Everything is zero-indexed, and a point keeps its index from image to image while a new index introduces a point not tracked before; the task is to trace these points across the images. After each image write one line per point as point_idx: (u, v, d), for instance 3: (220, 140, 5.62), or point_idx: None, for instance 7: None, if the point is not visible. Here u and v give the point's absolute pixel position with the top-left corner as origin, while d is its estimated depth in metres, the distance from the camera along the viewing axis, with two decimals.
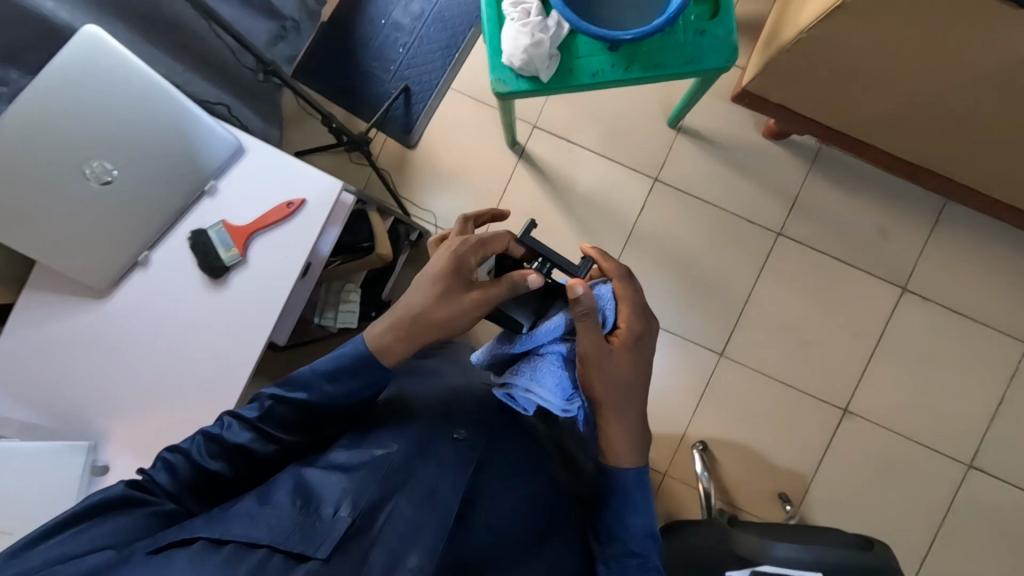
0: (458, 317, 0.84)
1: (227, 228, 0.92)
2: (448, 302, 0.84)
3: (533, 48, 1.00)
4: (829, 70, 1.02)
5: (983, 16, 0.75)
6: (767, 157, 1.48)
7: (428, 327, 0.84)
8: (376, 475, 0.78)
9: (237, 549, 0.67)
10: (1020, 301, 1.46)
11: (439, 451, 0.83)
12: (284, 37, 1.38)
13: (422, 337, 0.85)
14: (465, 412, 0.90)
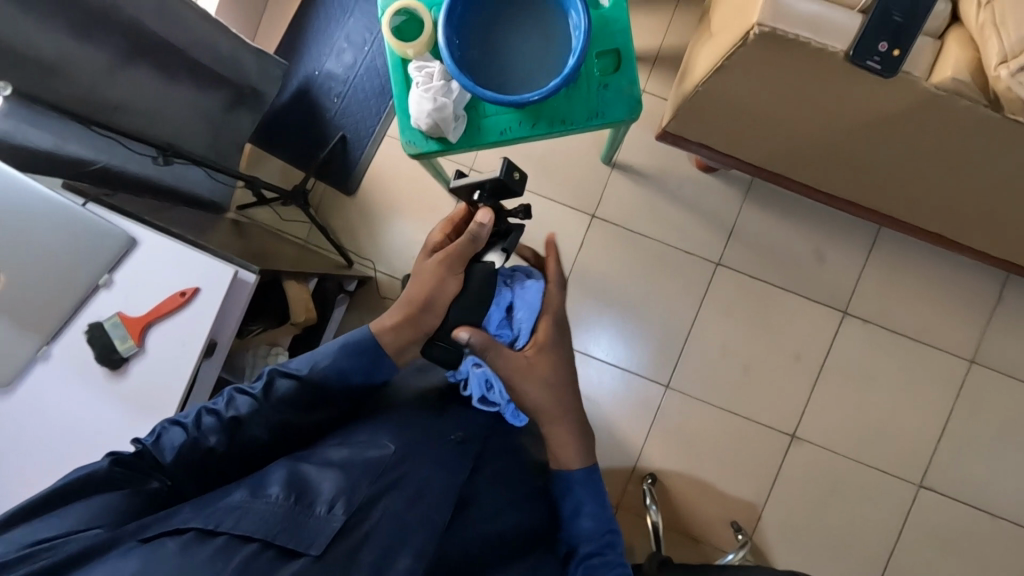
0: (440, 281, 0.88)
1: (123, 319, 0.82)
2: (426, 276, 0.88)
3: (437, 112, 1.01)
4: (732, 117, 1.03)
5: (854, 82, 0.75)
6: (703, 188, 1.49)
7: (418, 304, 0.88)
8: (372, 472, 0.77)
9: (229, 542, 0.62)
10: (959, 318, 1.47)
11: (433, 452, 0.84)
12: (242, 104, 1.21)
13: (417, 319, 0.88)
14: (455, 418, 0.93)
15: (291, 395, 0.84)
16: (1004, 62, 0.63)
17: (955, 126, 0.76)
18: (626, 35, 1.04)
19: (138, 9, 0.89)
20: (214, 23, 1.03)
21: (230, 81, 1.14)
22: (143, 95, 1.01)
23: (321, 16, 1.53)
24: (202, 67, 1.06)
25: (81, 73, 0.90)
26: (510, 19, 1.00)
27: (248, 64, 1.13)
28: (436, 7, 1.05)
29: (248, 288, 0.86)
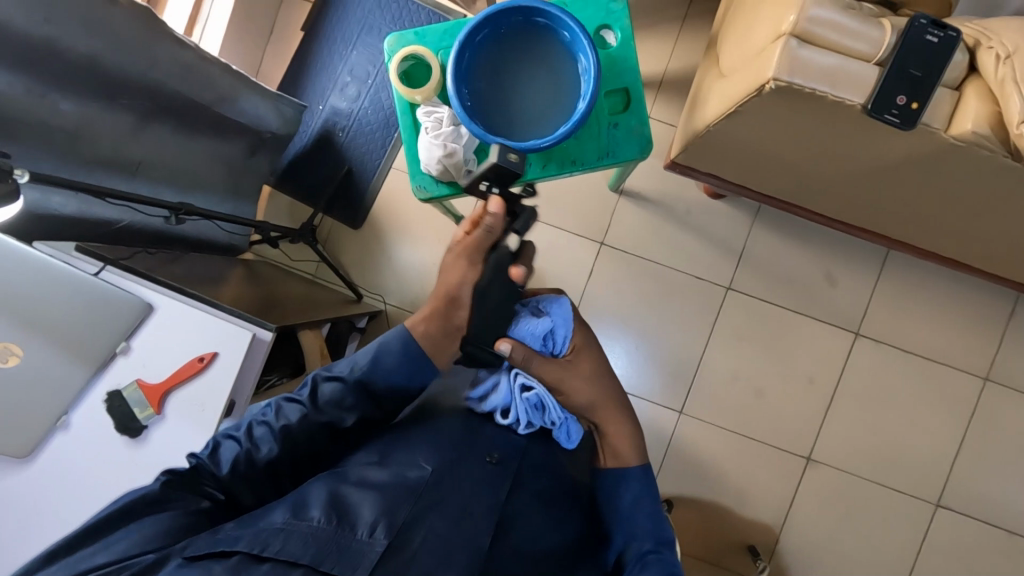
0: (464, 280, 0.86)
1: (142, 387, 0.82)
2: (450, 268, 0.88)
3: (447, 158, 1.00)
4: (743, 155, 1.03)
5: (873, 131, 0.75)
6: (710, 213, 1.49)
7: (443, 302, 0.86)
8: (410, 493, 0.77)
9: (274, 567, 0.62)
10: (972, 337, 1.46)
11: (472, 470, 0.83)
12: (263, 147, 1.21)
13: (449, 312, 0.87)
14: (493, 434, 0.89)
15: (339, 396, 0.82)
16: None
17: (974, 174, 0.76)
18: (634, 74, 1.04)
19: (163, 69, 0.92)
20: (235, 75, 1.05)
21: (251, 131, 1.15)
22: (166, 150, 1.02)
23: (322, 51, 1.52)
24: (225, 119, 1.07)
25: (107, 136, 0.90)
26: (518, 63, 0.99)
27: (269, 114, 1.14)
28: (442, 50, 1.04)
29: (266, 346, 0.85)
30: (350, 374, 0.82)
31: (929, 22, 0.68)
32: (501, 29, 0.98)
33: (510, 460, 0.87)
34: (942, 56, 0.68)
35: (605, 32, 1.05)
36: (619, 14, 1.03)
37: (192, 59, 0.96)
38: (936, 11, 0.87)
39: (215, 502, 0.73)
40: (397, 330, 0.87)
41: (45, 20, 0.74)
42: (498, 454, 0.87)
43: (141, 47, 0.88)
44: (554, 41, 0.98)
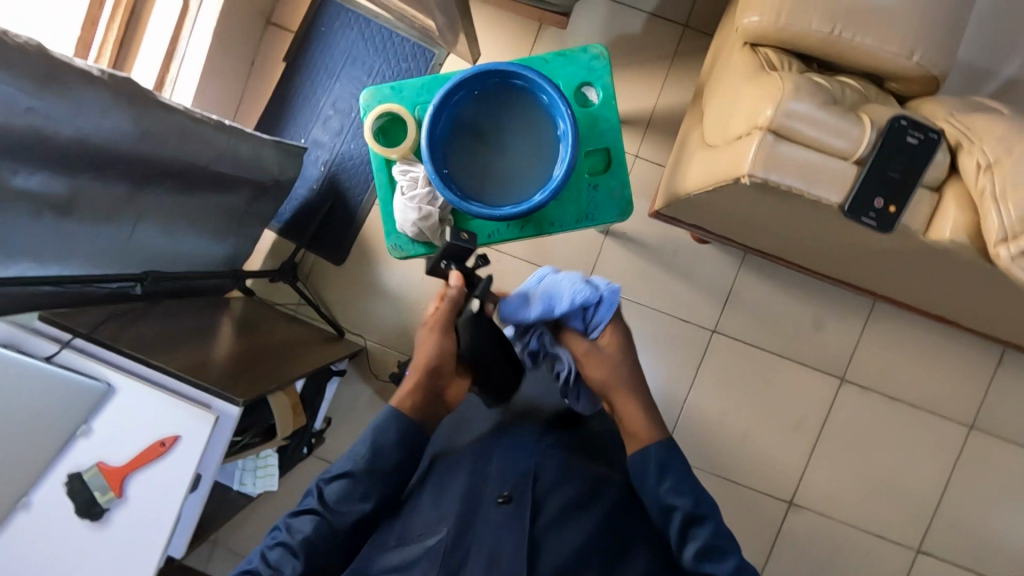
0: (442, 347, 0.90)
1: (102, 470, 0.79)
2: (425, 343, 0.91)
3: (423, 222, 0.98)
4: (724, 220, 1.01)
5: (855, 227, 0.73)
6: (697, 256, 1.46)
7: (429, 374, 0.89)
8: (435, 563, 0.78)
9: None
10: (959, 385, 1.44)
11: (491, 517, 0.82)
12: (265, 194, 1.19)
13: (432, 383, 0.90)
14: (503, 469, 0.86)
15: (345, 494, 0.82)
16: (1005, 239, 0.61)
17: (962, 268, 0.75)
18: (616, 133, 1.01)
19: (158, 137, 0.88)
20: (228, 131, 1.02)
21: (253, 179, 1.12)
22: (164, 211, 1.00)
23: (305, 83, 1.48)
24: (222, 175, 1.04)
25: (101, 209, 0.89)
26: (496, 124, 0.97)
27: (270, 157, 1.13)
28: (418, 106, 1.02)
29: (232, 422, 0.83)
30: (352, 470, 0.82)
31: (908, 123, 0.67)
32: (477, 89, 0.95)
33: (524, 493, 0.84)
34: (922, 159, 0.66)
35: (586, 88, 1.02)
36: (601, 71, 1.01)
37: (185, 123, 0.93)
38: (923, 87, 0.84)
39: None
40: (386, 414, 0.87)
41: (27, 107, 0.71)
42: (509, 492, 0.83)
43: (137, 119, 0.85)
44: (532, 102, 0.95)
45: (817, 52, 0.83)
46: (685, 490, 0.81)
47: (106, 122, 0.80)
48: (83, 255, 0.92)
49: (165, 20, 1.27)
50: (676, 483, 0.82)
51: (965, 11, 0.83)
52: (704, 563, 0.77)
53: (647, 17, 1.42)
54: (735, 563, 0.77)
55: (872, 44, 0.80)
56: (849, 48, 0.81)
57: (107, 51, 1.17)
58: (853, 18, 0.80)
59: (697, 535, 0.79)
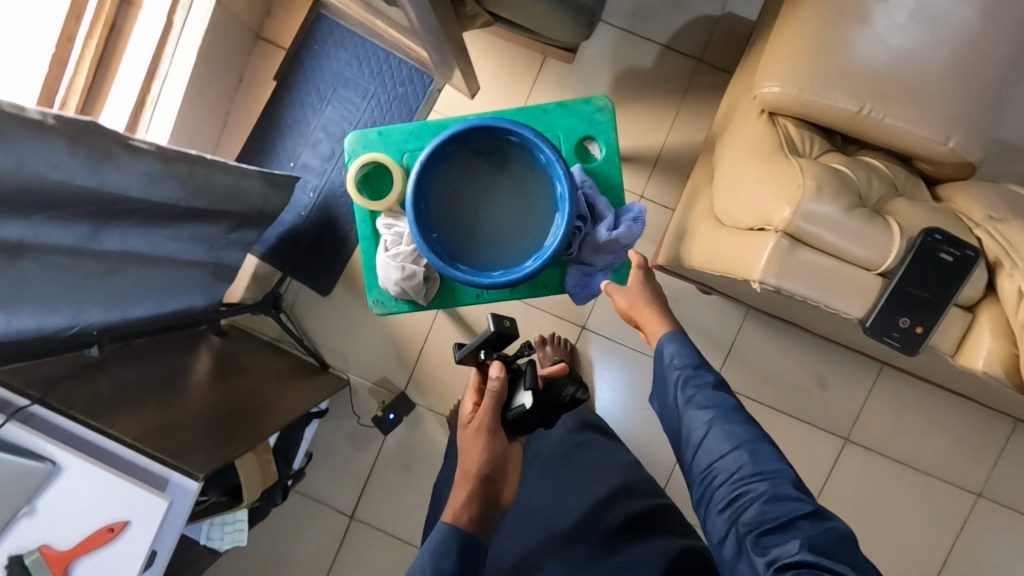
0: (495, 450, 0.74)
1: (46, 553, 0.74)
2: (470, 449, 0.75)
3: (406, 281, 0.91)
4: (730, 288, 0.93)
5: None
6: (700, 305, 1.39)
7: (485, 480, 0.72)
8: None
9: None
10: (966, 451, 1.38)
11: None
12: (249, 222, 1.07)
13: (486, 487, 0.72)
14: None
15: None
16: None
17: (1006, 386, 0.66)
18: (617, 194, 0.93)
19: (119, 184, 0.77)
20: (201, 162, 0.89)
21: (238, 211, 1.01)
22: (132, 252, 0.87)
23: (295, 103, 1.40)
24: (200, 208, 0.93)
25: (58, 247, 0.76)
26: (487, 176, 0.90)
27: (254, 188, 1.02)
28: (406, 154, 0.95)
29: (189, 499, 0.79)
30: None
31: (942, 239, 0.60)
32: (469, 142, 0.88)
33: None
34: (958, 277, 0.60)
35: (588, 142, 0.95)
36: (604, 125, 0.93)
37: (156, 165, 0.81)
38: (955, 172, 0.77)
39: None
40: (440, 534, 0.68)
41: None
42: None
43: (89, 171, 0.72)
44: (528, 157, 0.88)
45: (842, 129, 0.76)
46: (687, 350, 0.77)
47: (60, 168, 0.69)
48: (28, 302, 0.76)
49: (149, 33, 1.14)
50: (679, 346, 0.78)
51: (1006, 92, 0.75)
52: (698, 409, 0.73)
53: (660, 49, 1.33)
54: (735, 400, 0.73)
55: (903, 126, 0.73)
56: (877, 127, 0.74)
57: (84, 68, 1.04)
58: (880, 96, 0.73)
59: (694, 388, 0.74)
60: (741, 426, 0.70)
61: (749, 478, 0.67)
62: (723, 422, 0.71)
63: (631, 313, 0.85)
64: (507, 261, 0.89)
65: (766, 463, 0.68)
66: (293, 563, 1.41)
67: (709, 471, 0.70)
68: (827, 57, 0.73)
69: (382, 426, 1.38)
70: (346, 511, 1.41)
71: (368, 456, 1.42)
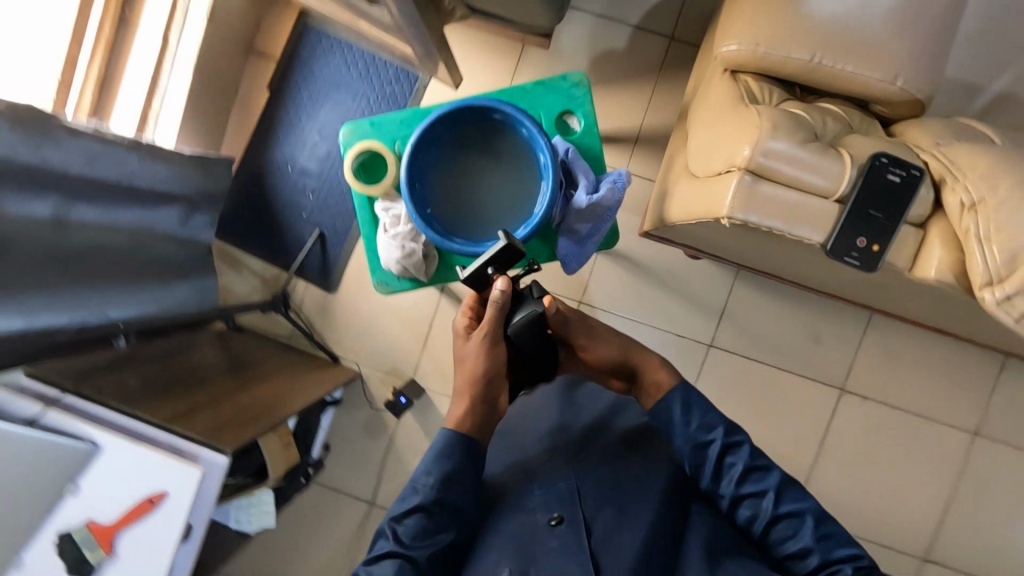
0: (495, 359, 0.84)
1: (93, 528, 0.79)
2: (473, 360, 0.84)
3: (406, 259, 0.96)
4: (713, 242, 1.00)
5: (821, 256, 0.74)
6: (691, 272, 1.43)
7: (485, 387, 0.83)
8: None
9: None
10: (958, 392, 1.42)
11: (548, 544, 0.78)
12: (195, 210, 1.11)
13: (483, 394, 0.83)
14: (550, 492, 0.84)
15: (422, 531, 0.75)
16: (989, 283, 0.65)
17: (965, 297, 0.71)
18: (599, 162, 0.99)
19: (60, 163, 0.83)
20: (142, 149, 0.97)
21: (184, 196, 1.07)
22: (104, 235, 0.92)
23: (289, 110, 1.47)
24: (148, 192, 0.99)
25: (36, 222, 0.82)
26: (476, 155, 0.96)
27: (191, 176, 1.08)
28: (399, 141, 1.01)
29: (221, 470, 0.83)
30: (422, 499, 0.76)
31: (889, 161, 0.66)
32: (457, 124, 0.94)
33: (574, 512, 0.81)
34: (906, 196, 0.66)
35: (567, 116, 1.01)
36: (581, 99, 0.99)
37: (95, 146, 0.88)
38: (908, 109, 0.83)
39: None
40: (442, 437, 0.80)
41: None
42: (561, 511, 0.81)
43: (29, 148, 0.79)
44: (513, 134, 0.94)
45: (799, 79, 0.82)
46: (715, 423, 0.84)
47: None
48: (22, 285, 0.80)
49: (147, 51, 1.23)
50: (704, 418, 0.84)
51: (950, 32, 0.81)
52: (745, 485, 0.81)
53: (632, 31, 1.39)
54: (780, 477, 0.81)
55: (853, 72, 0.79)
56: (830, 75, 0.80)
57: (88, 89, 1.15)
58: (830, 45, 0.79)
59: (735, 460, 0.82)
60: (800, 513, 0.79)
61: (821, 565, 0.76)
62: (781, 511, 0.79)
63: (626, 360, 0.91)
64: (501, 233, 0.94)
65: (838, 549, 0.77)
66: (319, 550, 1.46)
67: (786, 557, 0.79)
68: (779, 14, 0.79)
69: (394, 409, 1.44)
70: (365, 499, 1.46)
71: (382, 442, 1.46)
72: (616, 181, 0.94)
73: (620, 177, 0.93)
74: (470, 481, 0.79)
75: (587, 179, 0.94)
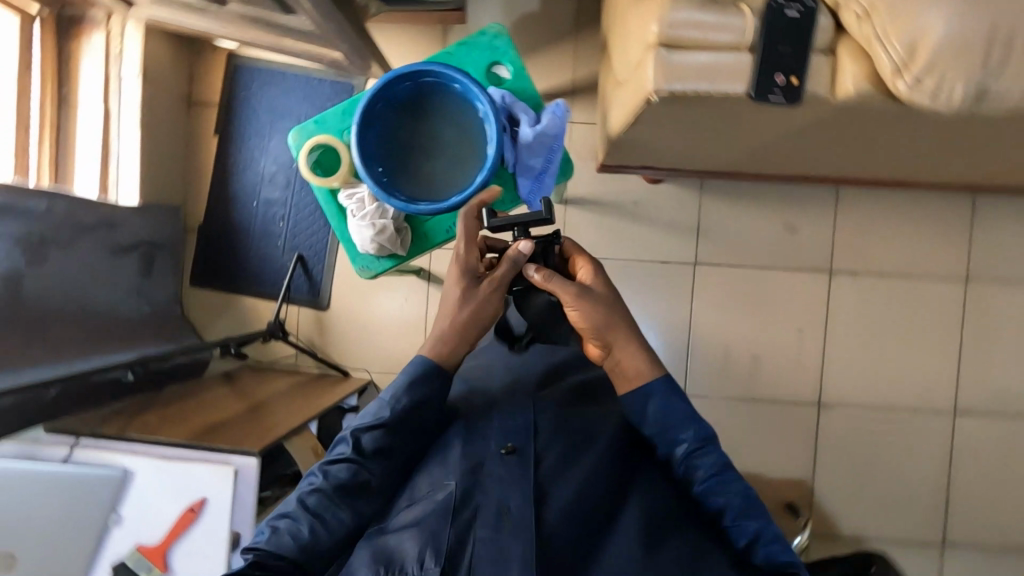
0: (487, 306, 0.84)
1: (145, 550, 0.94)
2: (472, 305, 0.84)
3: (380, 235, 1.00)
4: (665, 145, 1.03)
5: (751, 111, 0.78)
6: (656, 198, 1.48)
7: (473, 331, 0.84)
8: (444, 518, 0.69)
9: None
10: (939, 245, 1.46)
11: (495, 471, 0.74)
12: (152, 261, 1.36)
13: (470, 336, 0.84)
14: (504, 424, 0.79)
15: (381, 441, 0.77)
16: (899, 71, 0.66)
17: (889, 114, 0.75)
18: (537, 100, 1.04)
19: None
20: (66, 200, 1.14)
21: (110, 237, 1.23)
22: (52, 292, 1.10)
23: (240, 148, 1.51)
24: (81, 236, 1.17)
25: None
26: (419, 122, 0.99)
27: (129, 222, 1.29)
28: (346, 131, 1.05)
29: (250, 474, 0.92)
30: (384, 411, 0.78)
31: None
32: (393, 97, 0.98)
33: (527, 443, 0.77)
34: (807, 29, 0.68)
35: (497, 67, 1.05)
36: (504, 48, 1.04)
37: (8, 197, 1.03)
38: None
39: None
40: (418, 362, 0.81)
41: None
42: (513, 442, 0.76)
43: None
44: (447, 93, 0.99)
45: None
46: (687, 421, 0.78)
47: None
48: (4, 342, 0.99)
49: (91, 124, 1.34)
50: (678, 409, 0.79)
51: None
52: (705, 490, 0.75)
53: None
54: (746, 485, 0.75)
55: None
56: None
57: (44, 170, 1.28)
58: None
59: (700, 464, 0.76)
60: (759, 526, 0.73)
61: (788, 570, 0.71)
62: (737, 521, 0.73)
63: (603, 336, 0.82)
64: (462, 187, 0.98)
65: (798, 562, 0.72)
66: None
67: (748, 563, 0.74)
68: None
69: None
70: None
71: None
72: (556, 112, 0.98)
73: (558, 107, 0.97)
74: (434, 405, 0.80)
75: (528, 113, 0.99)
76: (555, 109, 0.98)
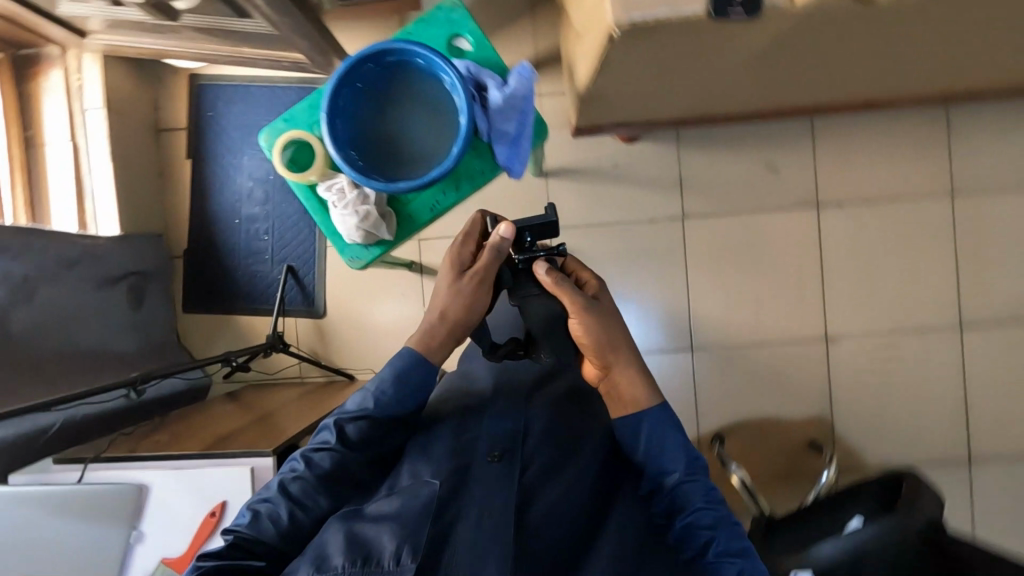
0: (474, 302, 0.82)
1: (171, 562, 0.95)
2: (455, 299, 0.82)
3: (364, 222, 1.00)
4: (636, 93, 1.03)
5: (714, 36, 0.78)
6: (636, 157, 1.48)
7: (460, 324, 0.83)
8: (426, 514, 0.71)
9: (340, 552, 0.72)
10: (921, 163, 1.47)
11: (482, 472, 0.76)
12: (142, 288, 1.35)
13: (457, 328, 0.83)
14: (491, 426, 0.82)
15: (365, 433, 0.80)
16: None
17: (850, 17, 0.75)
18: (504, 68, 1.03)
19: None
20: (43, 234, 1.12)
21: (93, 269, 1.21)
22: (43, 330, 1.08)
23: (215, 167, 1.50)
24: (62, 270, 1.14)
25: None
26: (387, 104, 0.99)
27: (111, 252, 1.27)
28: (317, 124, 1.04)
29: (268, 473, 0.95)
30: (367, 404, 0.80)
31: None
32: (358, 82, 0.98)
33: (515, 448, 0.78)
34: None
35: (458, 41, 1.05)
36: (463, 20, 1.04)
37: None
38: None
39: (269, 561, 0.74)
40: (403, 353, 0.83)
41: None
42: (501, 448, 0.78)
43: None
44: (411, 71, 0.98)
45: None
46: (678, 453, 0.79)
47: None
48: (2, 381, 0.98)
49: (61, 160, 1.33)
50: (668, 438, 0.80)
51: None
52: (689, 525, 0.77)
53: None
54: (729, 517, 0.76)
55: None
56: None
57: (21, 211, 1.27)
58: None
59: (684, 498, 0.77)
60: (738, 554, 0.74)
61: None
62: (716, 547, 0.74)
63: (603, 356, 0.80)
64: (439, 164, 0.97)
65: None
66: None
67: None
68: None
69: None
70: None
71: None
72: (522, 76, 0.97)
73: (523, 69, 0.96)
74: (417, 404, 0.83)
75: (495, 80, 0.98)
76: (520, 72, 0.97)
